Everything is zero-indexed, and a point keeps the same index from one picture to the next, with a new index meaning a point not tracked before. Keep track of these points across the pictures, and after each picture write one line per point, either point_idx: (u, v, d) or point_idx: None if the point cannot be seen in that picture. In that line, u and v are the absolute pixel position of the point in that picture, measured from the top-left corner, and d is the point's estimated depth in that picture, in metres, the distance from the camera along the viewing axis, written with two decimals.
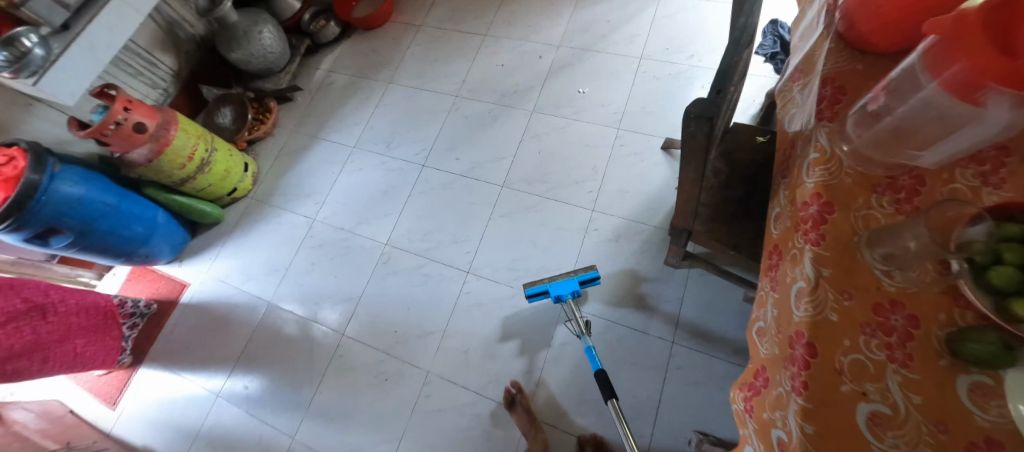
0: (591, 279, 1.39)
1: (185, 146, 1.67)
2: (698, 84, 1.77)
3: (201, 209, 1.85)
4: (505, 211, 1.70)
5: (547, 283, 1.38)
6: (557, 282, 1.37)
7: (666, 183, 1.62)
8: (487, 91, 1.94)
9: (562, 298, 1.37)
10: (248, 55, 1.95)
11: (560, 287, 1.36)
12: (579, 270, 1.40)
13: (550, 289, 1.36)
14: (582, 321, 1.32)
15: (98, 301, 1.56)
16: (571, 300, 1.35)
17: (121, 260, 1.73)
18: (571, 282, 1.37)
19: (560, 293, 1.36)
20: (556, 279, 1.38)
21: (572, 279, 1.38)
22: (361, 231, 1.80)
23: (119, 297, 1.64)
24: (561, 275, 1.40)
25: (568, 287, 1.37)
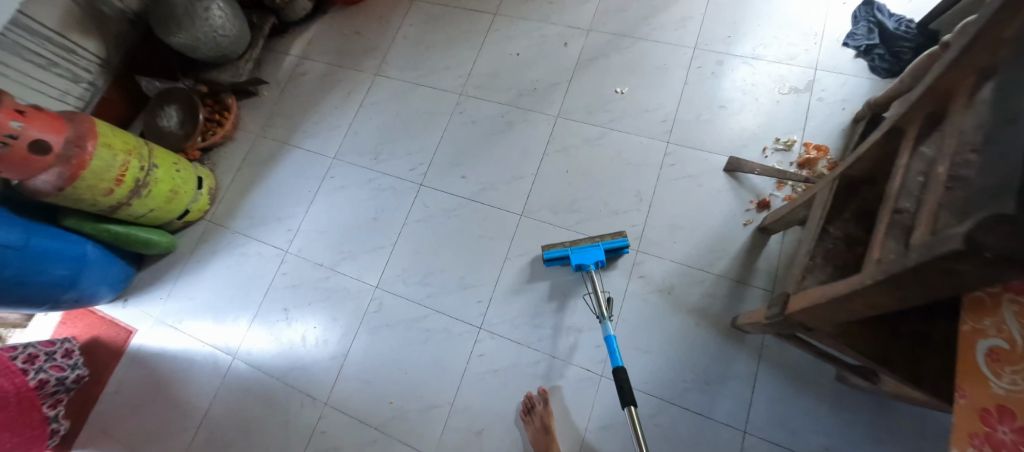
0: (620, 248, 1.25)
1: (109, 166, 1.28)
2: (770, 85, 1.39)
3: (143, 238, 1.49)
4: (526, 248, 1.36)
5: (568, 248, 1.25)
6: (580, 248, 1.24)
7: (732, 218, 1.28)
8: (499, 89, 1.55)
9: (584, 269, 1.22)
10: (195, 40, 1.52)
11: (583, 255, 1.22)
12: (606, 237, 1.27)
13: (571, 255, 1.23)
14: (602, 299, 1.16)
15: (10, 386, 1.20)
16: (594, 270, 1.20)
17: (47, 307, 1.37)
18: (596, 250, 1.22)
19: (582, 261, 1.21)
20: (578, 244, 1.25)
21: (598, 247, 1.24)
22: (344, 269, 1.46)
23: (39, 376, 1.29)
24: (585, 241, 1.27)
25: (592, 256, 1.22)
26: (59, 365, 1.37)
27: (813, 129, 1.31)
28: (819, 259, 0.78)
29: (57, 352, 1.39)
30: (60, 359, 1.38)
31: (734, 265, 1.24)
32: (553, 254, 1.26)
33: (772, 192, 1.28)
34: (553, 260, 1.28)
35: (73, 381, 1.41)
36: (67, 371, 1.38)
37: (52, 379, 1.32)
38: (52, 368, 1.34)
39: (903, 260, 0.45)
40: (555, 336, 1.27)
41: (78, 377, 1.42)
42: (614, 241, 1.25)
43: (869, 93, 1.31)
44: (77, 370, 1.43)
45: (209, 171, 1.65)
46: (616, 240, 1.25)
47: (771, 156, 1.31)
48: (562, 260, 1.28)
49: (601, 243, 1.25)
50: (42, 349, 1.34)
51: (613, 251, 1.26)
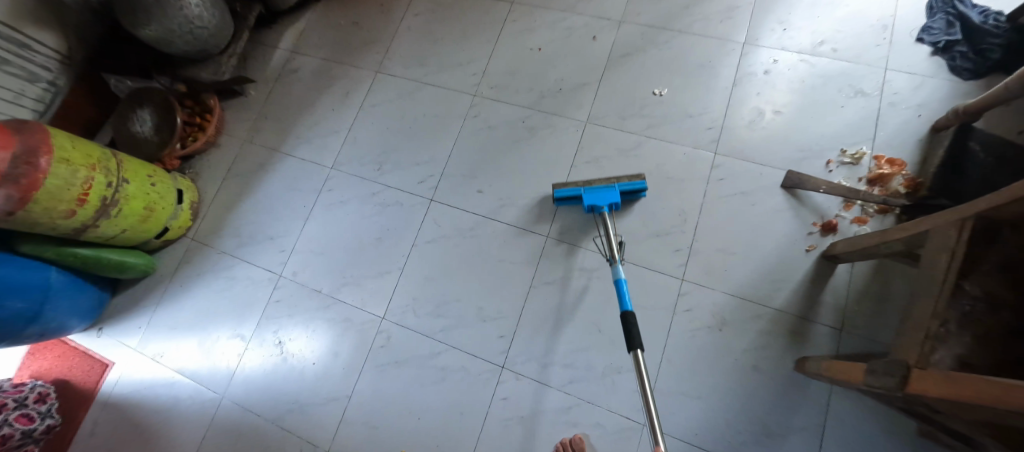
0: (636, 191, 1.16)
1: (70, 184, 1.09)
2: (832, 87, 1.22)
3: (116, 260, 1.30)
4: (554, 276, 1.19)
5: (580, 189, 1.15)
6: (594, 189, 1.14)
7: (792, 242, 1.12)
8: (519, 89, 1.37)
9: (596, 210, 1.13)
10: (167, 32, 1.31)
11: (597, 196, 1.12)
12: (622, 179, 1.17)
13: (583, 195, 1.13)
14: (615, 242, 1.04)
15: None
16: (607, 212, 1.11)
17: (7, 345, 1.18)
18: (611, 192, 1.12)
19: (595, 202, 1.11)
20: (592, 185, 1.15)
21: (613, 189, 1.13)
22: (346, 297, 1.29)
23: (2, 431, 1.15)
24: (600, 182, 1.17)
25: (606, 198, 1.12)
26: (28, 414, 1.23)
27: (884, 139, 1.15)
28: (954, 326, 0.64)
29: (29, 398, 1.25)
30: (31, 407, 1.24)
31: (795, 298, 1.08)
32: (564, 194, 1.17)
33: (838, 212, 1.11)
34: (562, 201, 1.19)
35: (42, 432, 1.25)
36: (35, 422, 1.23)
37: (17, 433, 1.18)
38: (18, 418, 1.20)
39: None
40: (589, 379, 1.11)
41: (49, 427, 1.27)
42: (630, 184, 1.15)
43: (949, 97, 1.14)
44: (50, 418, 1.28)
45: (190, 182, 1.47)
46: (633, 183, 1.15)
47: (835, 170, 1.15)
48: (572, 200, 1.19)
49: (617, 185, 1.15)
50: (10, 396, 1.21)
51: (629, 194, 1.16)
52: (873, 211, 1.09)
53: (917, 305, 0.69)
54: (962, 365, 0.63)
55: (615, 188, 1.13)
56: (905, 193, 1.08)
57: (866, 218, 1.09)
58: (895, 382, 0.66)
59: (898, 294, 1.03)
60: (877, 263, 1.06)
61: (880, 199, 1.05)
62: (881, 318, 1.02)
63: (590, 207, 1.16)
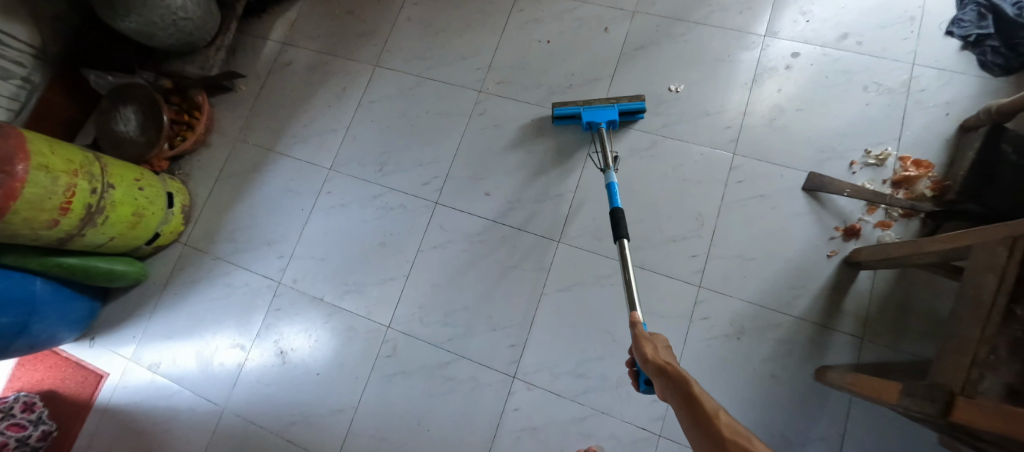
0: (634, 111, 1.18)
1: (51, 192, 1.01)
2: (856, 83, 1.16)
3: (106, 268, 1.24)
4: (566, 283, 1.14)
5: (580, 106, 1.17)
6: (593, 107, 1.16)
7: (813, 248, 1.08)
8: (527, 85, 1.30)
9: (594, 127, 1.14)
10: (149, 24, 1.21)
11: (596, 113, 1.14)
12: (621, 99, 1.19)
13: (583, 113, 1.15)
14: (610, 154, 1.05)
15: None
16: (604, 128, 1.12)
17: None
18: (610, 110, 1.14)
19: (593, 119, 1.13)
20: (592, 104, 1.17)
21: (612, 108, 1.15)
22: (349, 305, 1.23)
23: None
24: (600, 102, 1.18)
25: (605, 116, 1.14)
26: (20, 423, 1.18)
27: (909, 139, 1.10)
28: (1004, 352, 0.58)
29: (15, 408, 1.19)
30: (19, 416, 1.19)
31: (817, 306, 1.04)
32: (564, 112, 1.18)
33: (861, 216, 1.07)
34: (561, 118, 1.21)
35: (38, 439, 1.21)
36: (29, 428, 1.19)
37: (11, 440, 1.14)
38: (9, 427, 1.16)
39: None
40: (604, 388, 1.06)
41: (44, 433, 1.23)
42: (629, 104, 1.17)
43: (979, 95, 1.10)
44: (44, 425, 1.23)
45: (181, 184, 1.40)
46: (633, 103, 1.17)
47: (859, 172, 1.11)
48: (571, 119, 1.21)
49: (616, 105, 1.16)
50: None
51: (627, 115, 1.18)
52: (898, 215, 1.05)
53: (962, 331, 0.64)
54: (1013, 395, 0.56)
55: (613, 106, 1.15)
56: (930, 196, 1.05)
57: (890, 222, 1.05)
58: (937, 409, 0.60)
59: (924, 302, 0.99)
60: (902, 270, 1.02)
61: (906, 204, 1.01)
62: (906, 327, 0.98)
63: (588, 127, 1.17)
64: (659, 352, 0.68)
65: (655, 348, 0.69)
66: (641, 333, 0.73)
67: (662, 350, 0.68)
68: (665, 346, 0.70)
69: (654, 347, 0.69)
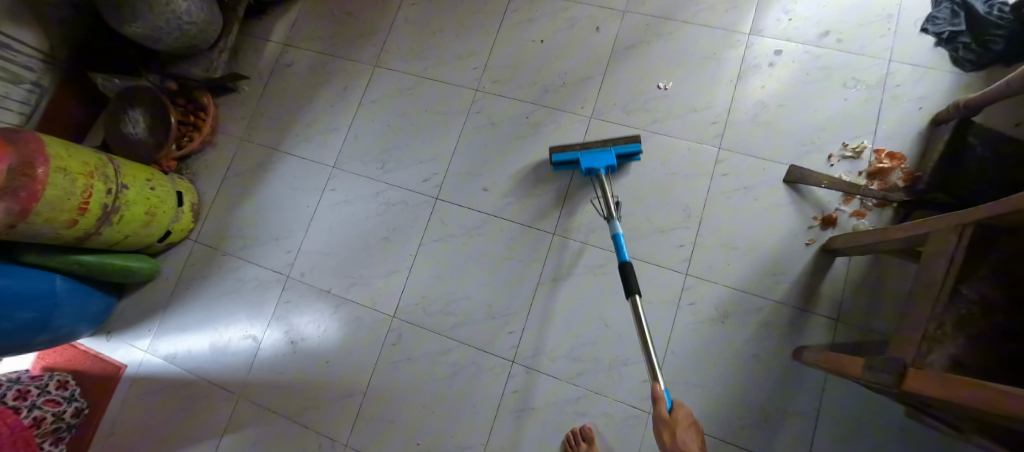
0: (631, 154, 1.19)
1: (70, 193, 1.06)
2: (836, 79, 1.22)
3: (121, 266, 1.30)
4: (561, 272, 1.21)
5: (578, 152, 1.18)
6: (591, 153, 1.17)
7: (793, 236, 1.14)
8: (521, 84, 1.36)
9: (593, 173, 1.16)
10: (155, 29, 1.26)
11: (594, 159, 1.16)
12: (617, 142, 1.20)
13: (581, 159, 1.16)
14: (613, 201, 1.07)
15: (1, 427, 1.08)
16: (604, 173, 1.14)
17: (28, 349, 1.19)
18: (609, 155, 1.16)
19: (593, 166, 1.15)
20: (590, 149, 1.18)
21: (610, 152, 1.16)
22: (355, 296, 1.30)
23: (34, 414, 1.17)
24: (596, 145, 1.20)
25: (603, 161, 1.15)
26: (54, 399, 1.24)
27: (885, 132, 1.16)
28: (949, 328, 0.65)
29: (51, 385, 1.26)
30: (53, 393, 1.25)
31: (796, 290, 1.11)
32: (562, 158, 1.20)
33: (838, 206, 1.14)
34: (561, 164, 1.22)
35: (72, 415, 1.28)
36: (64, 404, 1.25)
37: (49, 415, 1.21)
38: (46, 403, 1.22)
39: None
40: (597, 370, 1.13)
41: (77, 410, 1.29)
42: (626, 146, 1.18)
43: (950, 89, 1.16)
44: (76, 402, 1.30)
45: (189, 183, 1.45)
46: (629, 145, 1.17)
47: (837, 164, 1.17)
48: (571, 164, 1.22)
49: (613, 148, 1.18)
50: (31, 384, 1.22)
51: (625, 157, 1.20)
52: (872, 205, 1.12)
53: (916, 306, 0.69)
54: (956, 364, 0.63)
55: (612, 151, 1.16)
56: (903, 187, 1.10)
57: (865, 212, 1.11)
58: (892, 380, 0.66)
59: (894, 285, 1.06)
60: (874, 256, 1.09)
61: (879, 194, 1.07)
62: (878, 308, 1.05)
63: (588, 171, 1.19)
64: (678, 436, 0.76)
65: (675, 435, 0.76)
66: (663, 414, 0.79)
67: (684, 434, 0.76)
68: (687, 428, 0.77)
69: (673, 432, 0.77)
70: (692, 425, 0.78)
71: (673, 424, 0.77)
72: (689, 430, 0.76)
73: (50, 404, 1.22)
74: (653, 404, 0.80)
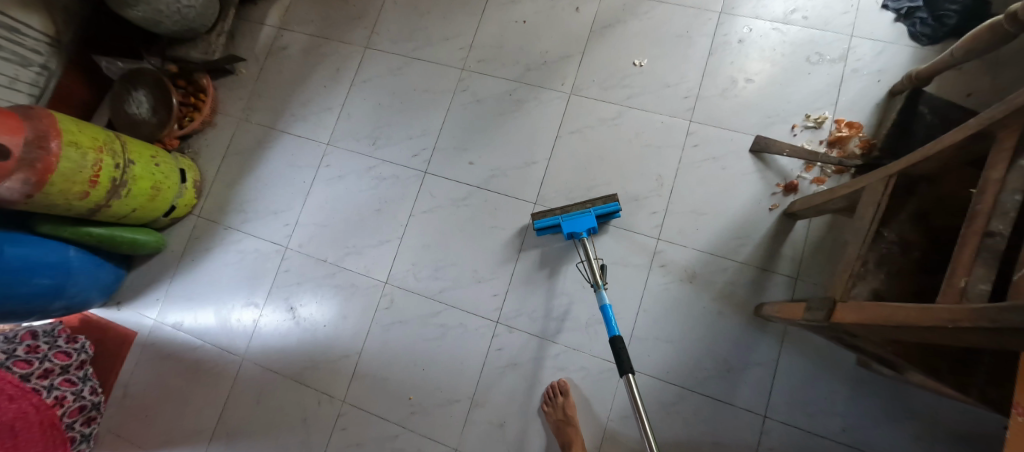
0: (611, 213, 1.19)
1: (81, 167, 1.14)
2: (801, 54, 1.29)
3: (129, 238, 1.38)
4: (540, 240, 1.29)
5: (558, 217, 1.18)
6: (571, 216, 1.17)
7: (758, 202, 1.22)
8: (505, 63, 1.42)
9: (575, 237, 1.16)
10: (156, 12, 1.32)
11: (575, 222, 1.15)
12: (596, 203, 1.20)
13: (562, 223, 1.16)
14: (596, 267, 1.07)
15: (29, 406, 1.19)
16: (586, 238, 1.14)
17: (47, 314, 1.29)
18: (588, 218, 1.16)
19: (574, 230, 1.15)
20: (570, 212, 1.18)
21: (589, 214, 1.17)
22: (350, 265, 1.38)
23: (54, 394, 1.25)
24: (576, 207, 1.20)
25: (583, 224, 1.16)
26: (70, 379, 1.31)
27: (845, 104, 1.24)
28: (871, 265, 0.73)
29: (72, 364, 1.33)
30: (71, 372, 1.32)
31: (759, 252, 1.19)
32: (543, 224, 1.19)
33: (800, 173, 1.21)
34: (542, 229, 1.22)
35: (90, 393, 1.37)
36: (79, 384, 1.33)
37: (68, 394, 1.29)
38: (63, 383, 1.29)
39: (1012, 307, 0.39)
40: (575, 329, 1.22)
41: (94, 388, 1.38)
42: (605, 206, 1.18)
43: (906, 63, 1.24)
44: (91, 381, 1.38)
45: (191, 161, 1.52)
46: (608, 205, 1.18)
47: (800, 134, 1.24)
48: (552, 229, 1.22)
49: (592, 209, 1.18)
50: (58, 362, 1.28)
51: (604, 217, 1.20)
52: (831, 172, 1.20)
53: (848, 248, 0.77)
54: (875, 297, 0.72)
55: (591, 213, 1.16)
56: (859, 154, 1.18)
57: (824, 178, 1.20)
58: (823, 313, 0.75)
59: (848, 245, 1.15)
60: (831, 219, 1.17)
61: (836, 161, 1.15)
62: (833, 266, 1.14)
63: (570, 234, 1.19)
64: None
65: None
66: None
67: None
68: None
69: None
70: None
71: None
72: None
73: (67, 384, 1.30)
74: None
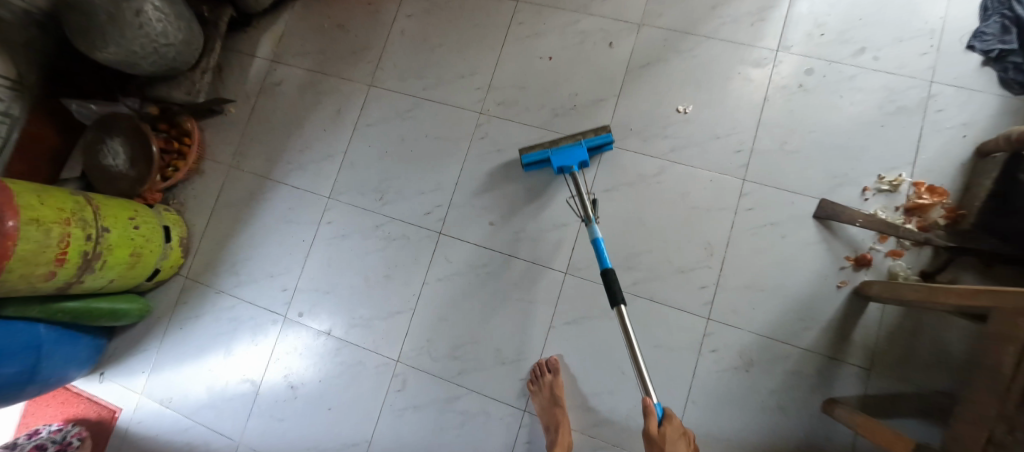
0: (602, 145, 1.15)
1: (44, 246, 0.97)
2: (873, 102, 1.12)
3: (108, 308, 1.23)
4: (573, 315, 1.14)
5: (548, 151, 1.13)
6: (561, 150, 1.11)
7: (823, 278, 1.07)
8: (529, 107, 1.25)
9: (566, 171, 1.11)
10: (128, 54, 1.15)
11: (565, 156, 1.10)
12: (587, 135, 1.15)
13: (552, 157, 1.11)
14: (587, 202, 1.02)
15: None
16: (577, 171, 1.10)
17: (20, 399, 1.13)
18: (580, 151, 1.11)
19: (564, 164, 1.10)
20: (559, 146, 1.13)
21: (581, 148, 1.12)
22: (357, 339, 1.23)
23: None
24: (567, 140, 1.14)
25: (574, 157, 1.11)
26: None
27: (925, 163, 1.07)
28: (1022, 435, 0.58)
29: None
30: None
31: (825, 337, 1.05)
32: (533, 159, 1.14)
33: (873, 245, 1.06)
34: (532, 165, 1.16)
35: None
36: None
37: None
38: None
39: None
40: (614, 421, 1.08)
41: None
42: (596, 138, 1.13)
43: (998, 115, 1.06)
44: None
45: (176, 216, 1.36)
46: (599, 137, 1.13)
47: (872, 198, 1.08)
48: (542, 164, 1.16)
49: (584, 142, 1.13)
50: None
51: (596, 150, 1.16)
52: (909, 244, 1.04)
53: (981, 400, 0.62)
54: None
55: (582, 145, 1.12)
56: (943, 226, 1.03)
57: (902, 252, 1.04)
58: None
59: (930, 333, 1.00)
60: None
61: (918, 236, 1.00)
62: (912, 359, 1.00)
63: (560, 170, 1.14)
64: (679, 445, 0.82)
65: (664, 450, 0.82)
66: (652, 430, 0.83)
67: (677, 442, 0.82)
68: (680, 436, 0.84)
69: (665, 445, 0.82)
70: (678, 434, 0.83)
71: (661, 439, 0.82)
72: (679, 441, 0.83)
73: None
74: (646, 417, 0.84)
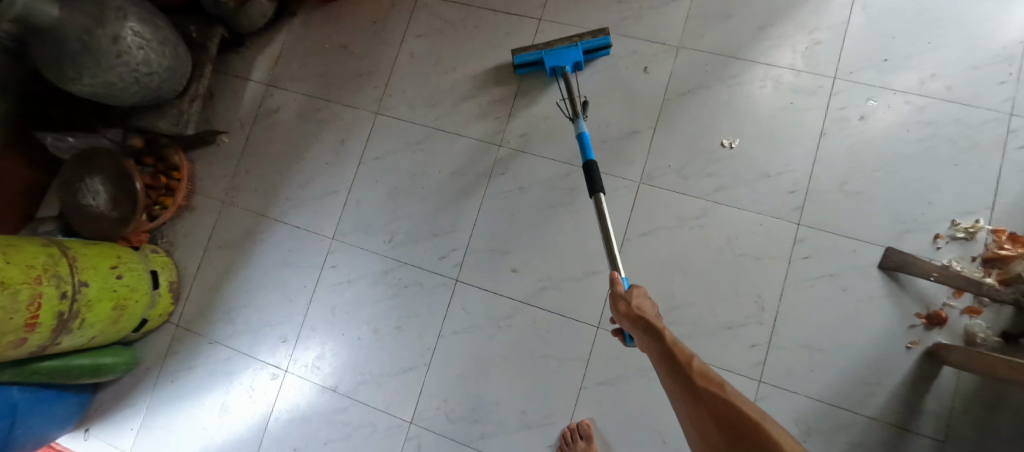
0: (599, 48, 1.10)
1: (10, 313, 0.81)
2: (943, 137, 0.99)
3: (92, 363, 1.10)
4: (607, 375, 1.03)
5: (542, 51, 1.09)
6: (556, 51, 1.08)
7: (889, 337, 0.95)
8: (554, 139, 1.13)
9: (558, 73, 1.09)
10: (106, 85, 1.02)
11: (559, 57, 1.07)
12: (584, 36, 1.10)
13: (545, 58, 1.08)
14: (576, 98, 0.95)
15: None
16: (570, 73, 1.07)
17: None
18: (575, 52, 1.07)
19: (556, 64, 1.07)
20: (554, 47, 1.09)
21: (576, 49, 1.08)
22: (365, 396, 1.11)
23: None
24: (562, 41, 1.10)
25: (568, 58, 1.08)
26: None
27: (1005, 208, 0.95)
28: None
29: None
30: None
31: (893, 406, 0.93)
32: (525, 60, 1.11)
33: (947, 300, 0.94)
34: (524, 67, 1.13)
35: None
36: None
37: None
38: None
39: None
40: None
41: None
42: (593, 41, 1.09)
43: None
44: None
45: (165, 258, 1.24)
46: (597, 39, 1.09)
47: (945, 246, 0.96)
48: (535, 66, 1.13)
49: (579, 44, 1.09)
50: None
51: (591, 52, 1.11)
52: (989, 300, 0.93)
53: None
54: None
55: (577, 47, 1.08)
56: None
57: (980, 309, 0.93)
58: None
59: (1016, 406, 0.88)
60: None
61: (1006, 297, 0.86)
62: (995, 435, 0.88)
63: (553, 71, 1.11)
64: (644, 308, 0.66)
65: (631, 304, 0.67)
66: (618, 291, 0.71)
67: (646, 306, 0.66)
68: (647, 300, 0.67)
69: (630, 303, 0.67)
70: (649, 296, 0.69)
71: (627, 295, 0.69)
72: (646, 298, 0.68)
73: None
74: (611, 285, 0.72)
